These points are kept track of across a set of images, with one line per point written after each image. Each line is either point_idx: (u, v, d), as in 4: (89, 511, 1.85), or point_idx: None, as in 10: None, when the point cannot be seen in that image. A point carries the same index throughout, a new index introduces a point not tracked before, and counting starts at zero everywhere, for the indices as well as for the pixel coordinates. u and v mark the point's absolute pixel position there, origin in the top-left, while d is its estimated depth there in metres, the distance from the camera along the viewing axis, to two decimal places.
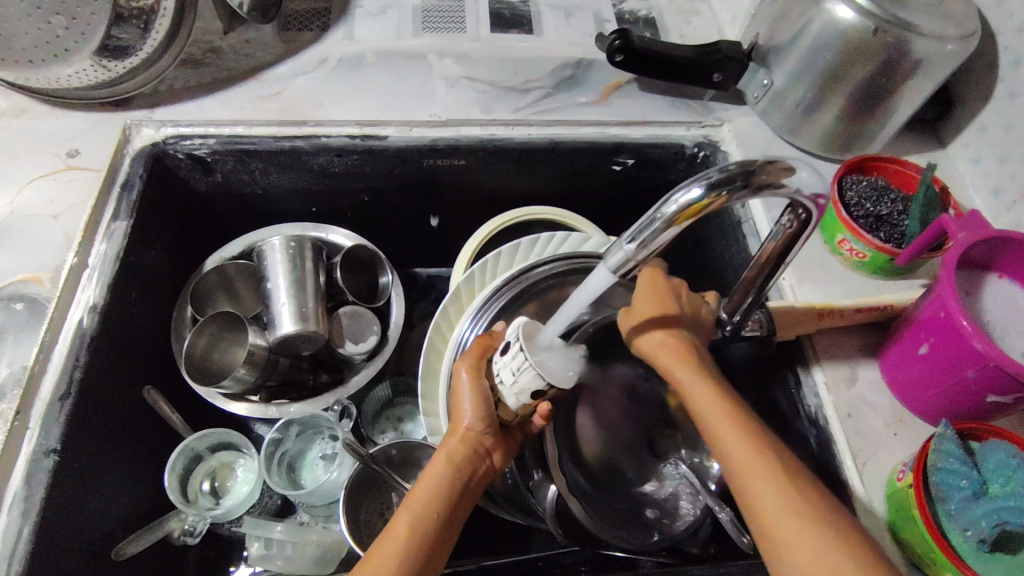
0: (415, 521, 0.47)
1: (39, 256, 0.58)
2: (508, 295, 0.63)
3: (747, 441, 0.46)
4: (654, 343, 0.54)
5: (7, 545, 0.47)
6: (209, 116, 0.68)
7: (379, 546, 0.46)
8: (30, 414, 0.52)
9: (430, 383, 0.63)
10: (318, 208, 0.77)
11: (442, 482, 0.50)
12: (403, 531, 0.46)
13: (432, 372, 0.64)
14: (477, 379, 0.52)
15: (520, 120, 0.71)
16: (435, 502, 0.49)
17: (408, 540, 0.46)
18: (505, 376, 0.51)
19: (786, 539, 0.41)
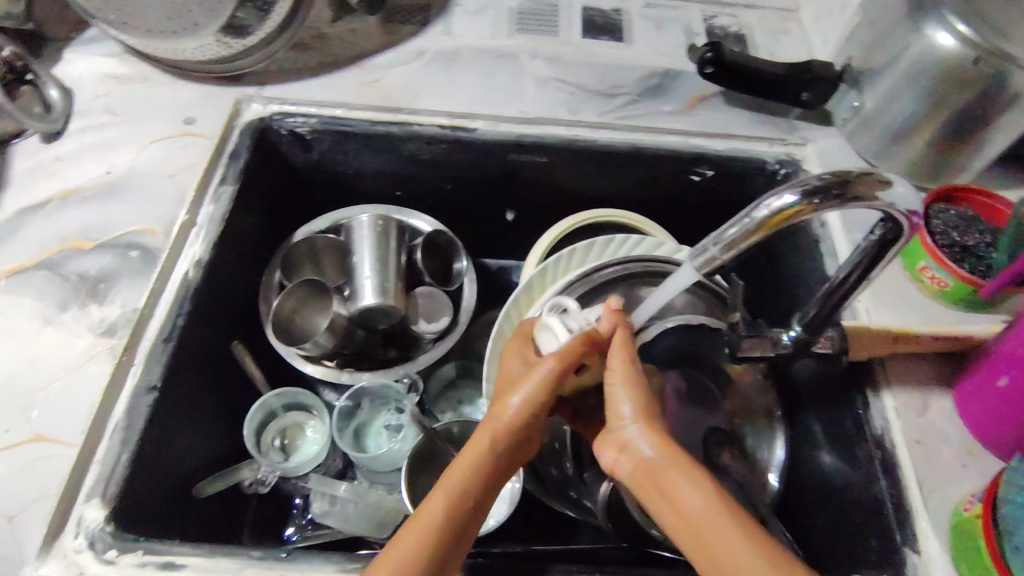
0: (455, 501, 0.47)
1: (154, 210, 0.63)
2: (580, 291, 0.67)
3: (710, 502, 0.42)
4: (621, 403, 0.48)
5: (107, 468, 0.50)
6: (314, 97, 0.73)
7: (407, 529, 0.45)
8: (137, 351, 0.56)
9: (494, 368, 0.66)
10: (402, 192, 0.80)
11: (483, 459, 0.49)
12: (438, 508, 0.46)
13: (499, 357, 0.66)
14: (537, 363, 0.52)
15: (605, 123, 0.74)
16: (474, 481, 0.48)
17: (442, 527, 0.45)
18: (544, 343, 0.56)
19: None
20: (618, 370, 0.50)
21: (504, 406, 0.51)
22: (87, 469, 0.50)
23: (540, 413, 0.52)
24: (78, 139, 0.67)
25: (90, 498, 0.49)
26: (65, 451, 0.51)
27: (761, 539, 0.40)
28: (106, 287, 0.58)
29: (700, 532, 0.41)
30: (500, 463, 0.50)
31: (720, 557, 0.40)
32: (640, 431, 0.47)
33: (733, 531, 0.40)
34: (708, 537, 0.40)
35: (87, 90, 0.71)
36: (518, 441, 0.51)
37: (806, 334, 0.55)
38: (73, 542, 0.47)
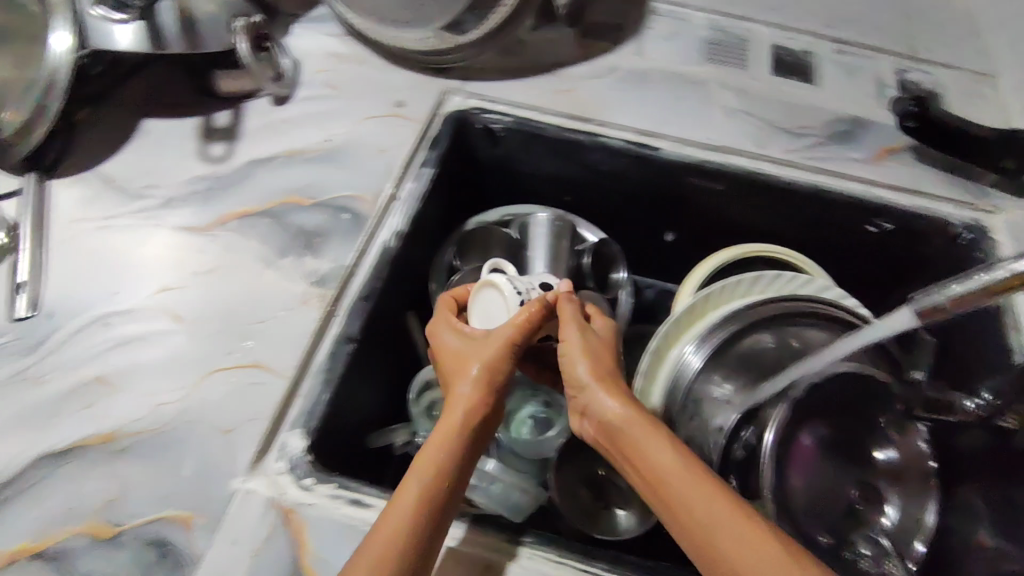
0: (428, 483, 0.48)
1: (366, 180, 0.69)
2: (738, 325, 0.68)
3: (674, 459, 0.47)
4: (578, 371, 0.56)
5: (310, 403, 0.55)
6: (513, 98, 0.78)
7: (388, 510, 0.46)
8: (341, 304, 0.61)
9: (647, 383, 0.71)
10: (570, 198, 0.83)
11: (457, 439, 0.51)
12: (415, 489, 0.47)
13: (651, 372, 0.71)
14: (496, 335, 0.57)
15: (789, 161, 0.75)
16: (448, 461, 0.49)
17: (421, 501, 0.46)
18: (489, 307, 0.63)
19: (723, 547, 0.42)
20: (570, 336, 0.58)
21: (464, 375, 0.55)
22: (293, 402, 0.55)
23: (501, 375, 0.56)
24: (304, 107, 0.74)
25: (294, 427, 0.54)
26: (276, 380, 0.56)
27: (716, 485, 0.45)
28: (321, 241, 0.64)
29: (660, 478, 0.47)
30: (472, 442, 0.52)
31: (690, 503, 0.45)
32: (594, 390, 0.54)
33: (693, 483, 0.46)
34: (676, 488, 0.46)
35: (312, 63, 0.78)
36: (478, 421, 0.53)
37: None
38: (276, 464, 0.52)
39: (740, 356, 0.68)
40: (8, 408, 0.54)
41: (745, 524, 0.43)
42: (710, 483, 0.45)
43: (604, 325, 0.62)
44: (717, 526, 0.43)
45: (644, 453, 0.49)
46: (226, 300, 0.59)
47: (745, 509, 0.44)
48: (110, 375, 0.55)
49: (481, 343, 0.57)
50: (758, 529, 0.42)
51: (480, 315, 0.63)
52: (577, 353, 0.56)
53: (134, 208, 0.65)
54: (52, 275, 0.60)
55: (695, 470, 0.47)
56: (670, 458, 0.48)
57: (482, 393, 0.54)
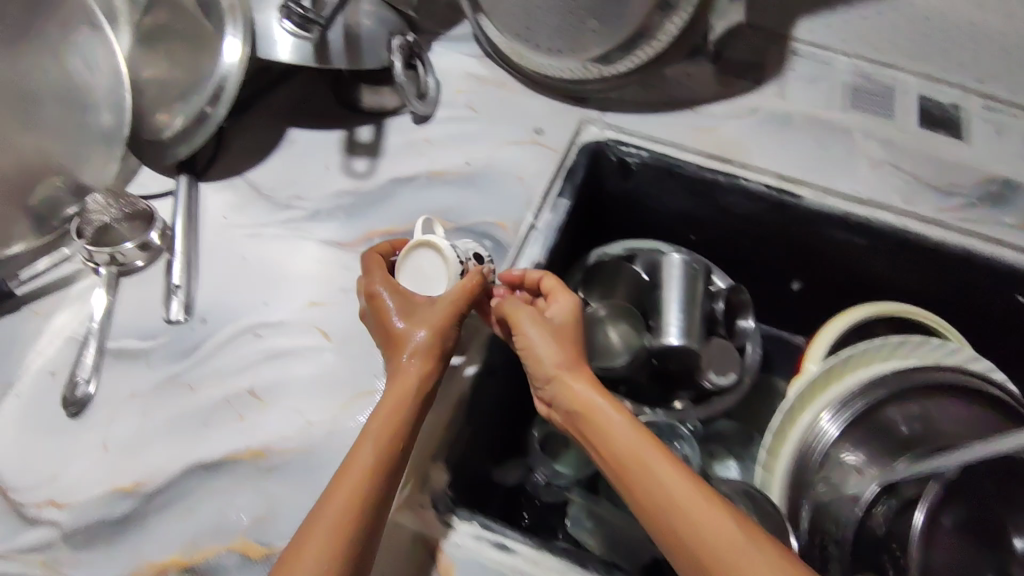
0: (379, 458, 0.45)
1: (507, 208, 0.69)
2: (880, 393, 0.66)
3: (636, 440, 0.48)
4: (536, 350, 0.55)
5: (451, 435, 0.56)
6: (651, 133, 0.76)
7: (331, 496, 0.43)
8: (480, 338, 0.62)
9: (776, 444, 0.69)
10: (696, 237, 0.81)
11: (403, 419, 0.48)
12: (364, 469, 0.45)
13: (781, 433, 0.69)
14: (442, 306, 0.53)
15: (939, 221, 0.72)
16: (391, 438, 0.47)
17: (369, 480, 0.44)
18: (424, 270, 0.58)
19: (690, 528, 0.43)
20: (532, 326, 0.56)
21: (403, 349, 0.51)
22: (433, 432, 0.56)
23: (445, 342, 0.53)
24: (444, 127, 0.74)
25: (435, 458, 0.54)
26: (423, 408, 0.56)
27: (680, 469, 0.46)
28: None
29: (627, 465, 0.47)
30: (415, 416, 0.49)
31: (654, 484, 0.45)
32: (564, 380, 0.53)
33: (659, 464, 0.46)
34: (641, 467, 0.46)
35: (452, 84, 0.78)
36: (421, 396, 0.50)
37: None
38: (419, 496, 0.52)
39: (878, 423, 0.66)
40: (160, 415, 0.54)
41: (712, 506, 0.43)
42: (671, 466, 0.46)
43: (561, 306, 0.57)
44: (688, 507, 0.44)
45: (608, 435, 0.49)
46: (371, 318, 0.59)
47: (710, 492, 0.44)
48: (261, 389, 0.55)
49: (424, 312, 0.53)
50: (722, 511, 0.43)
51: (411, 272, 0.58)
52: (535, 333, 0.56)
53: (281, 218, 0.65)
54: (203, 279, 0.61)
55: (660, 454, 0.47)
56: (633, 438, 0.48)
57: (428, 362, 0.52)
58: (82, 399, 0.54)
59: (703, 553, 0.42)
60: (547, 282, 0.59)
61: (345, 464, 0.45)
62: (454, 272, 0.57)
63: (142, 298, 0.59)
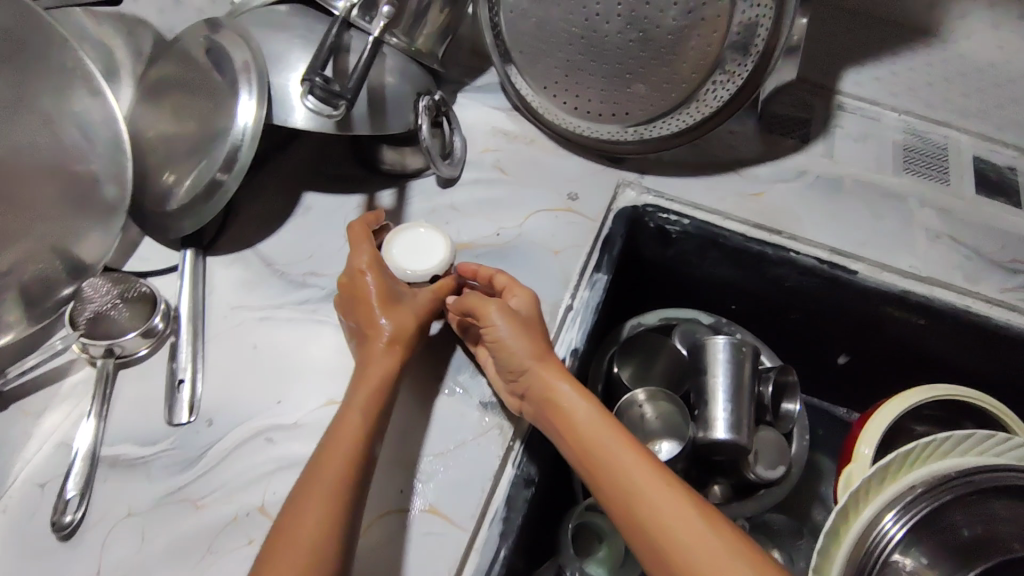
0: (345, 463, 0.46)
1: (541, 286, 0.63)
2: (943, 497, 0.60)
3: (602, 429, 0.49)
4: (502, 341, 0.53)
5: (487, 560, 0.49)
6: (693, 199, 0.71)
7: (304, 510, 0.43)
8: (519, 436, 0.55)
9: (831, 544, 0.61)
10: (737, 306, 0.75)
11: (361, 423, 0.48)
12: (330, 483, 0.44)
13: (836, 532, 0.61)
14: (405, 309, 0.54)
15: (1005, 301, 0.66)
16: (352, 440, 0.47)
17: (338, 489, 0.44)
18: (420, 244, 0.61)
19: (652, 521, 0.44)
20: (496, 316, 0.54)
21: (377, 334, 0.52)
22: (467, 556, 0.50)
23: (410, 335, 0.54)
24: (471, 192, 0.69)
25: None
26: (455, 532, 0.51)
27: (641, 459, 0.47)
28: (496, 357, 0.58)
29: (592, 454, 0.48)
30: (380, 416, 0.50)
31: (621, 477, 0.46)
32: (538, 373, 0.52)
33: (626, 456, 0.47)
34: (606, 458, 0.47)
35: (479, 141, 0.73)
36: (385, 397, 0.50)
37: None
38: None
39: (941, 527, 0.60)
40: (161, 536, 0.48)
41: (675, 498, 0.44)
42: (637, 457, 0.47)
43: (521, 298, 0.56)
44: (654, 501, 0.44)
45: (574, 423, 0.50)
46: (399, 426, 0.56)
47: (675, 485, 0.45)
48: (273, 504, 0.49)
49: (407, 304, 0.55)
50: (685, 502, 0.44)
51: (405, 248, 0.60)
52: (498, 325, 0.53)
53: (295, 299, 0.59)
54: (211, 370, 0.55)
55: (627, 445, 0.47)
56: (599, 428, 0.49)
57: (394, 357, 0.52)
58: (72, 522, 0.48)
59: (665, 539, 0.43)
60: (502, 278, 0.58)
61: (326, 449, 0.47)
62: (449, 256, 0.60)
63: (144, 395, 0.54)
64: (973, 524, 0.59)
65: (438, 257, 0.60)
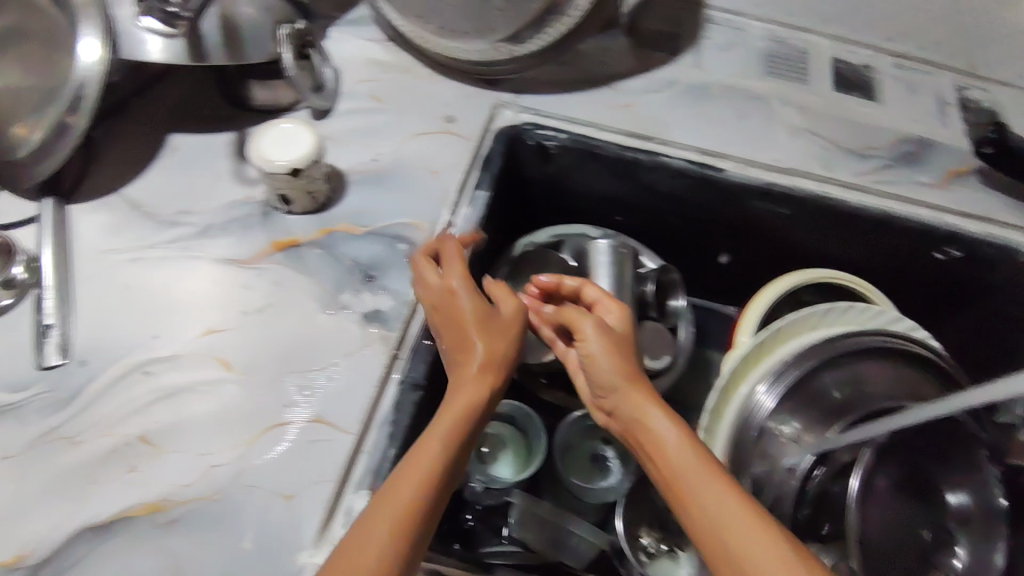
0: (421, 484, 0.42)
1: (420, 206, 0.64)
2: (811, 362, 0.65)
3: (688, 452, 0.46)
4: (592, 353, 0.53)
5: (377, 459, 0.50)
6: (568, 114, 0.73)
7: (369, 527, 0.39)
8: (406, 344, 0.55)
9: (715, 421, 0.67)
10: (621, 218, 0.79)
11: (446, 443, 0.44)
12: (406, 499, 0.41)
13: (719, 411, 0.68)
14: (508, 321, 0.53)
15: (858, 185, 0.72)
16: (430, 455, 0.43)
17: (408, 512, 0.40)
18: (285, 138, 0.57)
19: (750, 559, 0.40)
20: (586, 326, 0.55)
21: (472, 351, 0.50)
22: (357, 458, 0.50)
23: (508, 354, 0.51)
24: (346, 120, 0.68)
25: (361, 488, 0.49)
26: (341, 437, 0.51)
27: (729, 483, 0.44)
28: (377, 274, 0.58)
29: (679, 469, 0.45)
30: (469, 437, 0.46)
31: (711, 506, 0.43)
32: (627, 391, 0.51)
33: (716, 486, 0.43)
34: (695, 487, 0.44)
35: (352, 72, 0.72)
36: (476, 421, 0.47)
37: None
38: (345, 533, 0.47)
39: (812, 391, 0.65)
40: (42, 472, 0.49)
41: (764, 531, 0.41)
42: (731, 493, 0.43)
43: (615, 316, 0.57)
44: (751, 537, 0.41)
45: (659, 443, 0.48)
46: (284, 338, 0.54)
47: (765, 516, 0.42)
48: (155, 434, 0.50)
49: (495, 322, 0.52)
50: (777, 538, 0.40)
51: (276, 139, 0.57)
52: (593, 341, 0.53)
53: (166, 238, 0.59)
54: (83, 314, 0.55)
55: (713, 472, 0.45)
56: (685, 451, 0.46)
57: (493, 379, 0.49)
58: None
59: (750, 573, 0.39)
60: (589, 292, 0.59)
61: (397, 473, 0.43)
62: (310, 148, 0.57)
63: (15, 344, 0.54)
64: (835, 384, 0.65)
65: (301, 149, 0.57)
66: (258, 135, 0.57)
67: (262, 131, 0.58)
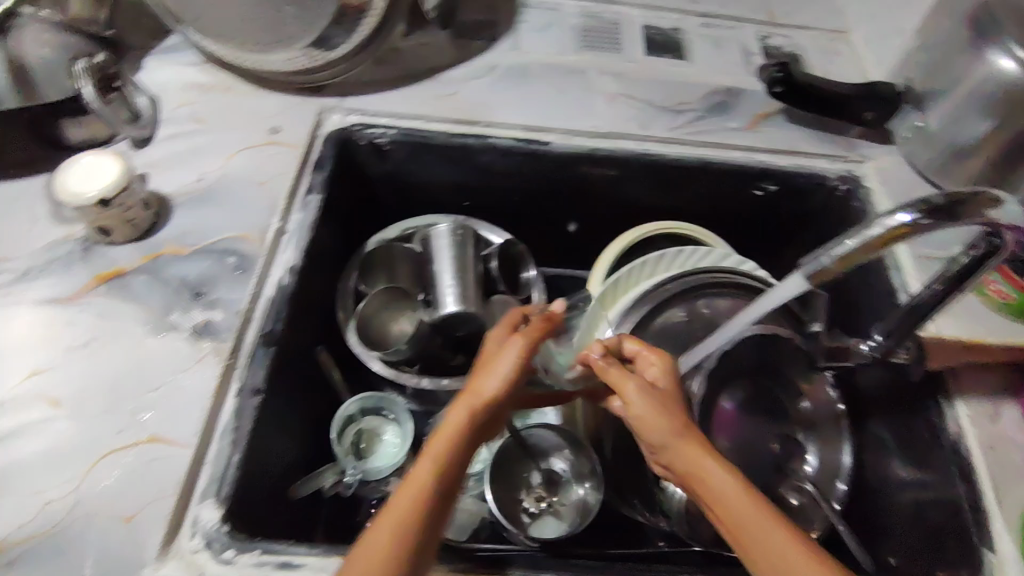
0: (422, 504, 0.44)
1: (247, 218, 0.65)
2: (650, 305, 0.69)
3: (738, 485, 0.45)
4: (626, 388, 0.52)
5: (220, 466, 0.51)
6: (393, 110, 0.75)
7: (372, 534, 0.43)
8: (241, 353, 0.57)
9: None
10: (469, 202, 0.82)
11: (446, 471, 0.46)
12: (406, 514, 0.43)
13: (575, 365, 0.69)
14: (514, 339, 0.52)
15: (673, 138, 0.77)
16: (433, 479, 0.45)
17: (406, 524, 0.43)
18: (92, 172, 0.59)
19: None
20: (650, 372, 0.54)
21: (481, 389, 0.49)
22: (199, 469, 0.51)
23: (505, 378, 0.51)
24: (168, 146, 0.69)
25: (205, 498, 0.50)
26: (178, 452, 0.52)
27: (773, 515, 0.43)
28: (206, 291, 0.60)
29: (730, 516, 0.44)
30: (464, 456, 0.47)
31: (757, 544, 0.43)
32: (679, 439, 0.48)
33: (763, 519, 0.43)
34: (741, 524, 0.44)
35: (171, 98, 0.73)
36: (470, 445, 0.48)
37: (885, 346, 0.58)
38: (190, 542, 0.48)
39: (656, 333, 0.69)
40: None
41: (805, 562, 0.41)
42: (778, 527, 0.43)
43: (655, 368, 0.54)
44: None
45: (706, 478, 0.46)
46: (118, 367, 0.55)
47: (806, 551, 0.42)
48: None
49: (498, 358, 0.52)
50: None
51: (85, 174, 0.59)
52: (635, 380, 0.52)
53: None
54: None
55: (757, 506, 0.44)
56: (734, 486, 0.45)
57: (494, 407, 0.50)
58: None
59: None
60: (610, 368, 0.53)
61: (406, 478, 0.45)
62: (119, 174, 0.58)
63: None
64: (673, 324, 0.69)
65: (109, 178, 0.58)
66: (66, 174, 0.59)
67: (69, 169, 0.59)
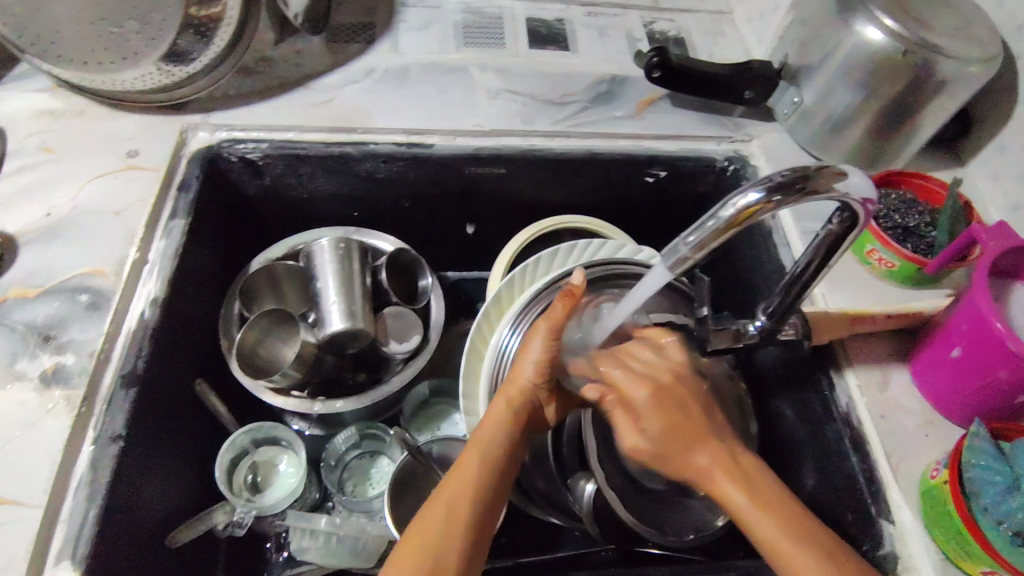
0: (452, 514, 0.46)
1: (103, 251, 0.60)
2: None
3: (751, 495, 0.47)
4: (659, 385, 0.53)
5: (75, 524, 0.47)
6: (262, 122, 0.71)
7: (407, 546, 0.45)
8: (96, 400, 0.53)
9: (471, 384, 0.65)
10: (359, 212, 0.79)
11: (476, 482, 0.48)
12: (437, 523, 0.45)
13: (474, 372, 0.65)
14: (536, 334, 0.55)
15: (559, 131, 0.75)
16: (464, 488, 0.47)
17: (440, 532, 0.45)
18: None
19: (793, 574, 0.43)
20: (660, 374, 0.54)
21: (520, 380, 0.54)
22: (51, 530, 0.47)
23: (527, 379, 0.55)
24: (14, 180, 0.64)
25: (58, 561, 0.46)
26: (24, 514, 0.47)
27: (788, 516, 0.45)
28: (55, 335, 0.55)
29: (750, 521, 0.46)
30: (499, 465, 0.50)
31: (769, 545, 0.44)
32: (690, 435, 0.51)
33: (775, 524, 0.45)
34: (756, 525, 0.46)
35: (17, 128, 0.68)
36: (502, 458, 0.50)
37: (771, 323, 0.57)
38: None
39: None
40: None
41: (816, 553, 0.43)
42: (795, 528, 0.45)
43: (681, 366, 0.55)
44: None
45: (728, 493, 0.48)
46: None
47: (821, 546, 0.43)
48: None
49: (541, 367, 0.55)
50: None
51: None
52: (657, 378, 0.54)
53: None
54: None
55: (769, 512, 0.46)
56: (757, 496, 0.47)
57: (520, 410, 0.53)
58: None
59: None
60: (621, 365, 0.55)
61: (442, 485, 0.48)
62: None
63: None
64: None
65: None
66: None
67: None
